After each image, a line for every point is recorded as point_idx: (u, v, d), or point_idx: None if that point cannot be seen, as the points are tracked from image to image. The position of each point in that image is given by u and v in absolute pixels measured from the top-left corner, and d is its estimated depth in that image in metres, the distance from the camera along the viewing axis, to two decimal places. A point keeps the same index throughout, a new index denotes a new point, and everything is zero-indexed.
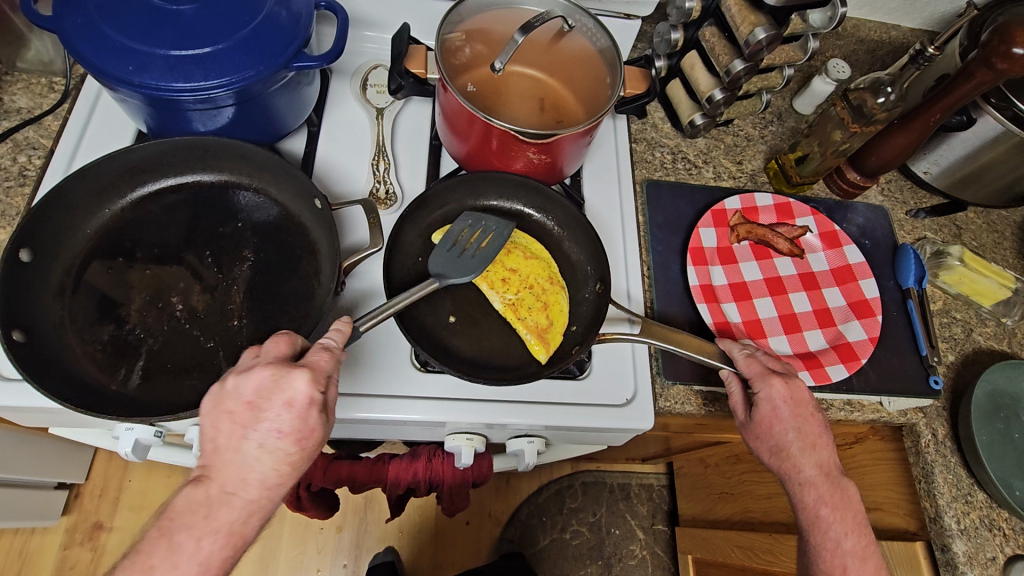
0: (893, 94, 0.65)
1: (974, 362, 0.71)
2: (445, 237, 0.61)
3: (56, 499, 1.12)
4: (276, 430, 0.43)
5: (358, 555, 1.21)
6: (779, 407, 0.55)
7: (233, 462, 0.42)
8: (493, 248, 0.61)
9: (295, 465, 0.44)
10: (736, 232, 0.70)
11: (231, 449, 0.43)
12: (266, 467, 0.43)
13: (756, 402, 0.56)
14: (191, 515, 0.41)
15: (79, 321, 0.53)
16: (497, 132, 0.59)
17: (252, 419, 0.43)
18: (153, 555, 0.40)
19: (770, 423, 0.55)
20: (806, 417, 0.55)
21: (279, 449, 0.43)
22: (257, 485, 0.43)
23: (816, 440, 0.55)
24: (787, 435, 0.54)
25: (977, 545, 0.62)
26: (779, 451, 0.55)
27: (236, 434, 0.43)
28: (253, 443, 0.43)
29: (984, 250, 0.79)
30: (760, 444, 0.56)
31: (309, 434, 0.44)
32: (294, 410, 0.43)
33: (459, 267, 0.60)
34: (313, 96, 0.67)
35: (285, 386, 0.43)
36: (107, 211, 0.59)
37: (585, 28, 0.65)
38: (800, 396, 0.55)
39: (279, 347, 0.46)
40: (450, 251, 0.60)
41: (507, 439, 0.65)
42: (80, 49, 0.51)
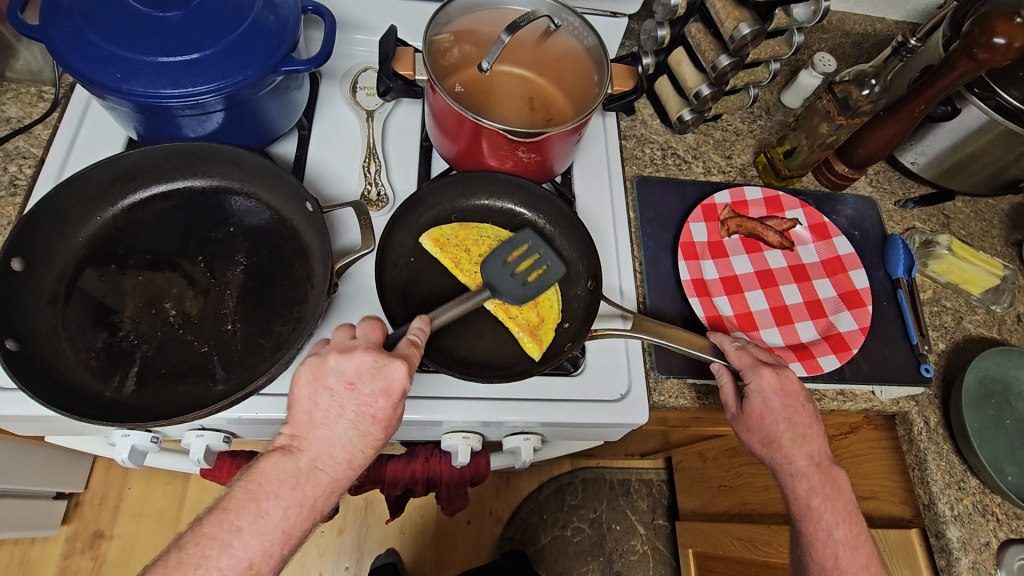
0: (878, 86, 0.66)
1: (964, 349, 0.71)
2: (501, 251, 0.62)
3: (55, 508, 1.12)
4: (369, 414, 0.45)
5: (360, 558, 1.21)
6: (771, 399, 0.55)
7: (326, 436, 0.44)
8: (542, 279, 0.61)
9: (375, 448, 0.46)
10: (727, 226, 0.71)
11: (326, 425, 0.45)
12: (351, 447, 0.45)
13: (747, 394, 0.56)
14: (281, 483, 0.42)
15: (74, 329, 0.54)
16: (486, 131, 0.59)
17: (350, 399, 0.45)
18: (241, 518, 0.41)
19: (760, 414, 0.55)
20: (797, 409, 0.55)
21: (367, 432, 0.46)
22: (342, 463, 0.45)
23: (806, 431, 0.55)
24: (778, 426, 0.55)
25: (971, 530, 0.62)
26: (770, 443, 0.55)
27: (333, 411, 0.45)
28: (347, 421, 0.45)
29: (973, 239, 0.80)
30: (752, 436, 0.57)
31: (395, 421, 0.47)
32: (389, 397, 0.46)
33: (505, 288, 0.60)
34: (303, 100, 0.67)
35: (385, 374, 0.46)
36: (98, 218, 0.59)
37: (572, 26, 0.65)
38: (789, 386, 0.56)
39: (373, 332, 0.49)
40: (502, 265, 0.61)
41: (503, 437, 0.65)
42: (68, 57, 0.51)
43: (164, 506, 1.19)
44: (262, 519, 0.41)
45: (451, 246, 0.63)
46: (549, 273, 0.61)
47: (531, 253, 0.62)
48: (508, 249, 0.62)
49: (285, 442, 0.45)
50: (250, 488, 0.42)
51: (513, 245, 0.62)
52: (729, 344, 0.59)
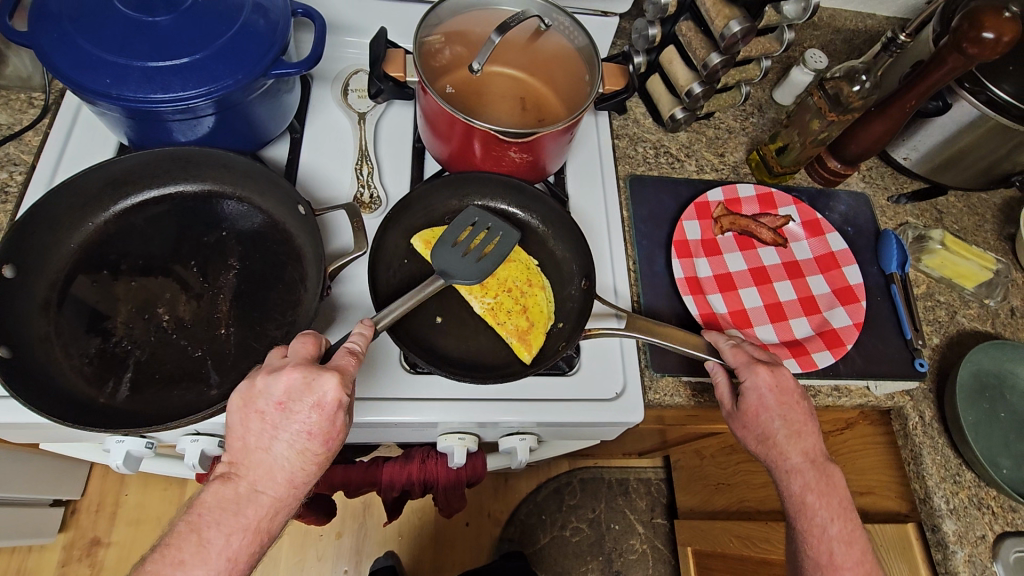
0: (868, 82, 0.67)
1: (959, 343, 0.72)
2: (448, 235, 0.61)
3: (52, 516, 1.12)
4: (305, 431, 0.45)
5: (359, 561, 1.21)
6: (765, 396, 0.55)
7: (263, 459, 0.44)
8: (496, 252, 0.61)
9: (320, 464, 0.46)
10: (720, 224, 0.70)
11: (261, 448, 0.45)
12: (292, 467, 0.45)
13: (743, 392, 0.56)
14: (221, 511, 0.43)
15: (66, 335, 0.53)
16: (478, 132, 0.59)
17: (283, 421, 0.44)
18: (184, 549, 0.41)
19: (755, 411, 0.56)
20: (792, 406, 0.55)
21: (306, 449, 0.45)
22: (284, 483, 0.45)
23: (801, 428, 0.55)
24: (773, 423, 0.55)
25: (967, 524, 0.62)
26: (765, 439, 0.56)
27: (265, 434, 0.45)
28: (283, 443, 0.45)
29: (966, 233, 0.80)
30: (747, 433, 0.57)
31: (336, 434, 0.46)
32: (322, 411, 0.45)
33: (457, 267, 0.59)
34: (295, 103, 0.67)
35: (314, 389, 0.45)
36: (90, 224, 0.59)
37: (563, 26, 0.65)
38: (785, 383, 0.56)
39: (306, 347, 0.48)
40: (453, 248, 0.60)
41: (498, 437, 0.65)
42: (57, 63, 0.51)
43: (162, 511, 1.19)
44: (204, 549, 0.41)
45: None
46: (502, 243, 0.61)
47: (479, 229, 0.62)
48: (457, 229, 0.62)
49: (224, 470, 0.45)
50: (191, 520, 0.42)
51: (461, 223, 0.62)
52: (724, 341, 0.59)
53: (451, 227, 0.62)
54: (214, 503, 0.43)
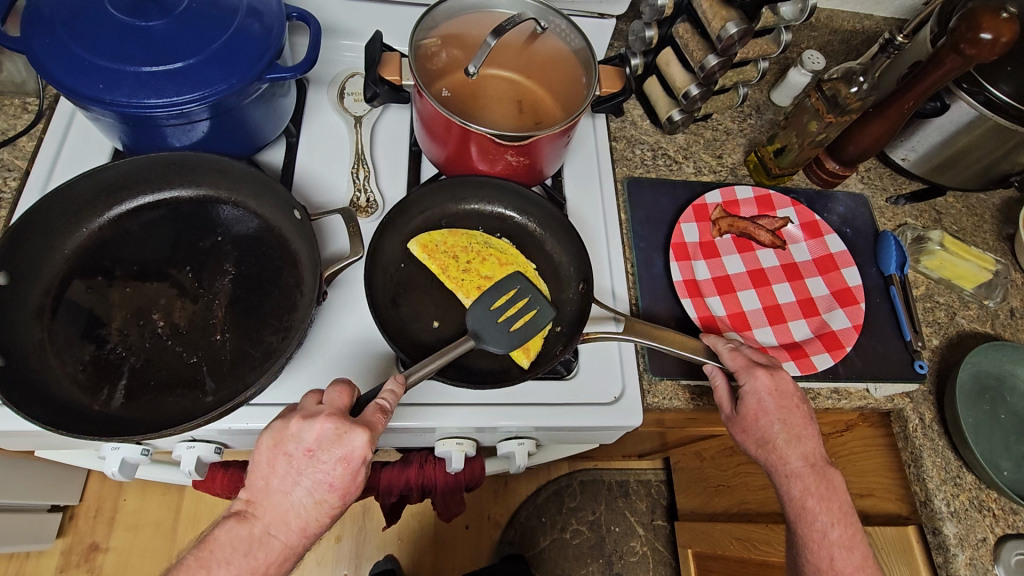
0: (866, 83, 0.65)
1: (958, 344, 0.71)
2: (486, 297, 0.59)
3: (50, 522, 1.11)
4: (326, 481, 0.44)
5: (358, 565, 1.21)
6: (766, 400, 0.55)
7: (280, 503, 0.44)
8: (530, 323, 0.58)
9: (333, 515, 0.46)
10: (718, 226, 0.70)
11: (282, 492, 0.44)
12: (307, 514, 0.45)
13: (742, 395, 0.56)
14: (232, 550, 0.43)
15: (60, 342, 0.53)
16: (475, 136, 0.59)
17: (308, 467, 0.44)
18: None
19: (756, 416, 0.55)
20: (792, 411, 0.55)
21: (324, 499, 0.45)
22: (297, 529, 0.45)
23: (801, 432, 0.55)
24: (772, 427, 0.55)
25: (968, 526, 0.62)
26: (765, 443, 0.55)
27: (289, 477, 0.44)
28: (304, 489, 0.44)
29: (965, 234, 0.80)
30: (747, 437, 0.56)
31: (354, 488, 0.46)
32: (347, 465, 0.44)
33: (493, 335, 0.57)
34: (290, 107, 0.67)
35: (344, 443, 0.44)
36: (85, 230, 0.59)
37: (559, 29, 0.64)
38: (784, 387, 0.56)
39: (340, 398, 0.47)
40: (488, 311, 0.58)
41: (497, 442, 0.65)
42: (49, 69, 0.51)
43: (160, 517, 1.19)
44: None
45: (438, 252, 0.63)
46: (540, 316, 0.58)
47: (520, 297, 0.60)
48: (496, 292, 0.59)
49: (241, 507, 0.45)
50: (202, 555, 0.43)
51: (501, 286, 0.60)
52: (722, 343, 0.58)
53: (491, 287, 0.60)
54: None
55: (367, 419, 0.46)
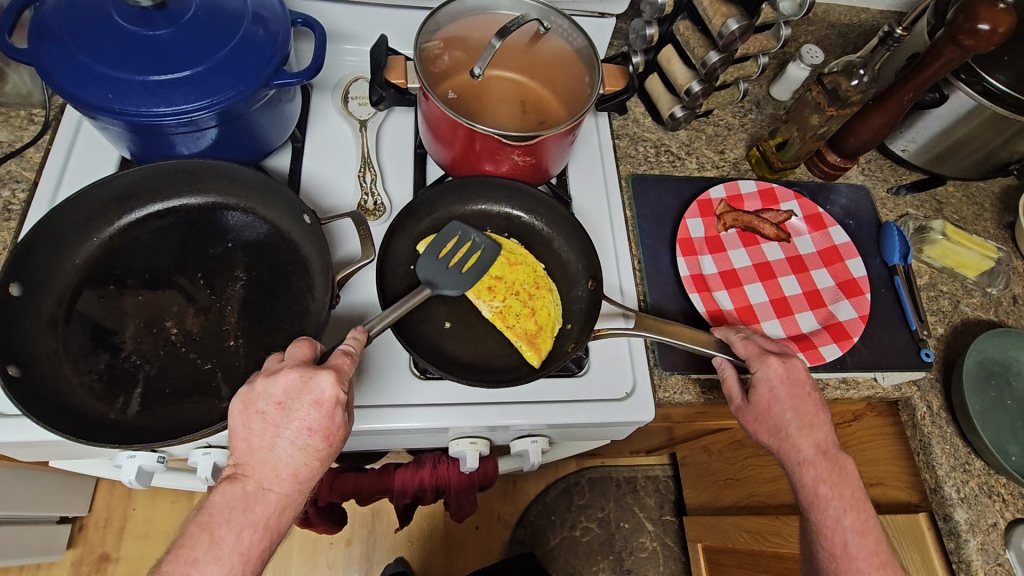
0: (866, 77, 0.65)
1: (963, 332, 0.72)
2: (429, 249, 0.62)
3: (59, 533, 1.12)
4: (306, 427, 0.45)
5: (369, 567, 1.22)
6: (775, 386, 0.56)
7: (266, 458, 0.44)
8: (479, 264, 0.62)
9: (322, 460, 0.46)
10: (723, 221, 0.71)
11: (265, 447, 0.45)
12: (295, 463, 0.45)
13: (753, 384, 0.57)
14: (230, 510, 0.43)
15: (74, 352, 0.53)
16: (481, 136, 0.59)
17: (283, 418, 0.45)
18: (196, 548, 0.42)
19: (767, 403, 0.56)
20: (799, 398, 0.56)
21: (308, 445, 0.45)
22: (289, 479, 0.45)
23: (814, 419, 0.56)
24: (784, 415, 0.56)
25: (979, 512, 0.63)
26: (778, 431, 0.56)
27: (267, 434, 0.45)
28: (285, 441, 0.45)
29: (966, 223, 0.80)
30: (759, 426, 0.57)
31: (336, 431, 0.46)
32: (323, 409, 0.45)
33: (444, 279, 0.60)
34: (295, 113, 0.67)
35: (312, 387, 0.45)
36: (95, 240, 0.58)
37: (562, 29, 0.65)
38: (796, 375, 0.57)
39: (301, 351, 0.48)
40: (436, 261, 0.61)
41: (510, 440, 0.65)
42: (58, 80, 0.51)
43: (169, 525, 1.19)
44: (217, 547, 0.42)
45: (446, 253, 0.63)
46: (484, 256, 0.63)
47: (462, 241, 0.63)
48: (442, 242, 0.62)
49: (230, 472, 0.45)
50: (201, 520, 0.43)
51: (444, 236, 0.63)
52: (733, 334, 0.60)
53: (434, 240, 0.62)
54: (222, 506, 0.43)
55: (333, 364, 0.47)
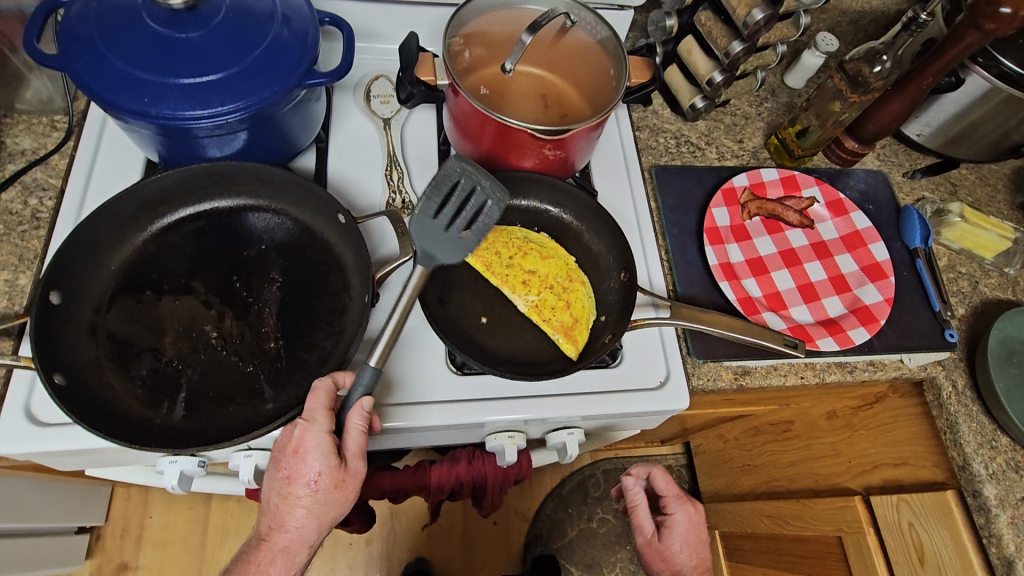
0: (889, 62, 0.65)
1: (983, 312, 0.73)
2: (427, 211, 0.57)
3: (77, 544, 1.11)
4: (289, 478, 0.49)
5: (391, 566, 1.22)
6: (678, 531, 0.68)
7: (266, 506, 0.51)
8: (481, 225, 0.57)
9: (312, 510, 0.50)
10: (748, 209, 0.71)
11: (267, 496, 0.51)
12: (285, 512, 0.50)
13: (669, 524, 0.69)
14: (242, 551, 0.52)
15: (117, 359, 0.53)
16: (510, 131, 0.60)
17: (274, 468, 0.50)
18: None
19: (673, 550, 0.68)
20: (693, 546, 0.68)
21: (292, 495, 0.49)
22: (281, 526, 0.50)
23: (705, 564, 0.68)
24: (684, 560, 0.68)
25: (1006, 487, 0.65)
26: (678, 571, 0.68)
27: (266, 483, 0.51)
28: (276, 491, 0.50)
29: (980, 205, 0.82)
30: (660, 559, 0.69)
31: (318, 480, 0.49)
32: (303, 455, 0.49)
33: (441, 244, 0.56)
34: (321, 113, 0.67)
35: (290, 437, 0.49)
36: (128, 245, 0.58)
37: (586, 22, 0.66)
38: (699, 524, 0.69)
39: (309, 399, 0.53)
40: (434, 226, 0.57)
41: (546, 433, 0.66)
42: (92, 85, 0.51)
43: (188, 532, 1.19)
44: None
45: (481, 250, 0.64)
46: (488, 212, 0.58)
47: (464, 194, 0.58)
48: (443, 196, 0.58)
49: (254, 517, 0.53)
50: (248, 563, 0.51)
51: (441, 190, 0.58)
52: (659, 472, 0.69)
53: (431, 194, 0.58)
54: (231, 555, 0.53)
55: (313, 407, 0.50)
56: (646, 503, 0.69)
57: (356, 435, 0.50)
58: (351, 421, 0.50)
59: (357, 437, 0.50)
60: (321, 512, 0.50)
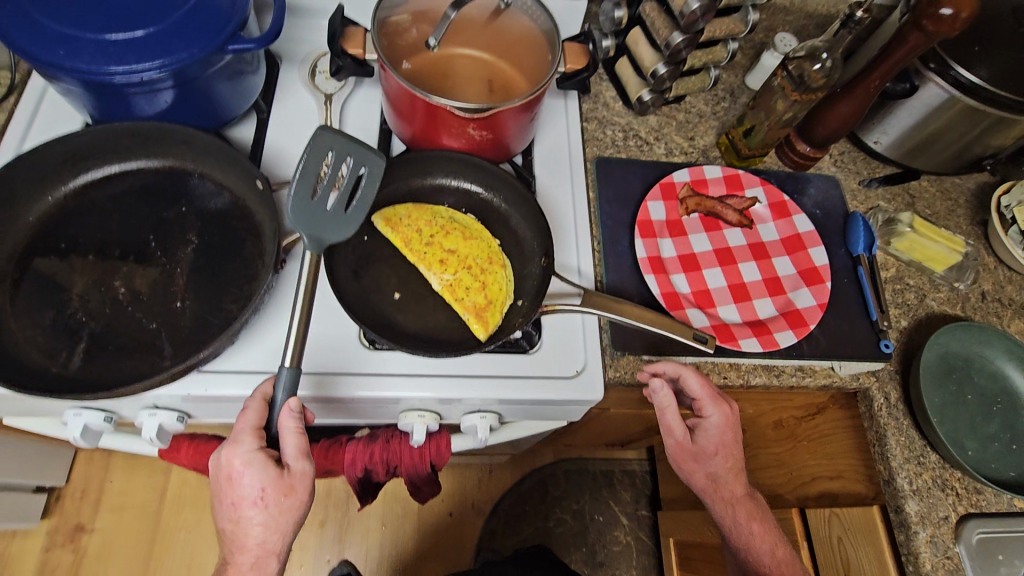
0: (829, 60, 0.65)
1: (926, 326, 0.71)
2: (302, 189, 0.55)
3: (34, 502, 1.13)
4: (236, 502, 0.49)
5: (341, 550, 1.22)
6: (713, 433, 0.61)
7: (227, 536, 0.51)
8: (364, 194, 0.57)
9: (271, 523, 0.50)
10: (685, 205, 0.71)
11: (225, 527, 0.51)
12: (246, 535, 0.50)
13: (705, 426, 0.61)
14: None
15: (22, 307, 0.54)
16: (437, 110, 0.60)
17: (221, 500, 0.50)
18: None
19: (707, 450, 0.62)
20: (729, 446, 0.62)
21: (246, 516, 0.49)
22: (246, 548, 0.51)
23: (737, 469, 0.64)
24: (719, 465, 0.63)
25: (930, 505, 0.63)
26: (716, 475, 0.64)
27: (219, 516, 0.51)
28: (230, 520, 0.50)
29: (938, 218, 0.79)
30: (699, 464, 0.63)
31: (266, 495, 0.49)
32: (240, 477, 0.48)
33: (327, 225, 0.55)
34: (259, 84, 0.67)
35: (221, 468, 0.49)
36: (49, 199, 0.59)
37: (524, 6, 0.65)
38: (733, 421, 0.61)
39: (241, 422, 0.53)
40: (314, 204, 0.55)
41: (460, 416, 0.65)
42: (12, 37, 0.52)
43: (146, 500, 1.20)
44: None
45: (402, 226, 0.64)
46: (370, 182, 0.57)
47: (336, 165, 0.56)
48: (316, 172, 0.55)
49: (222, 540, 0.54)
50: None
51: (312, 166, 0.55)
52: (690, 372, 0.60)
53: (302, 173, 0.55)
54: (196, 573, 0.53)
55: (238, 427, 0.50)
56: (675, 406, 0.60)
57: (293, 436, 0.49)
58: (284, 425, 0.49)
59: (294, 439, 0.50)
60: (278, 522, 0.50)
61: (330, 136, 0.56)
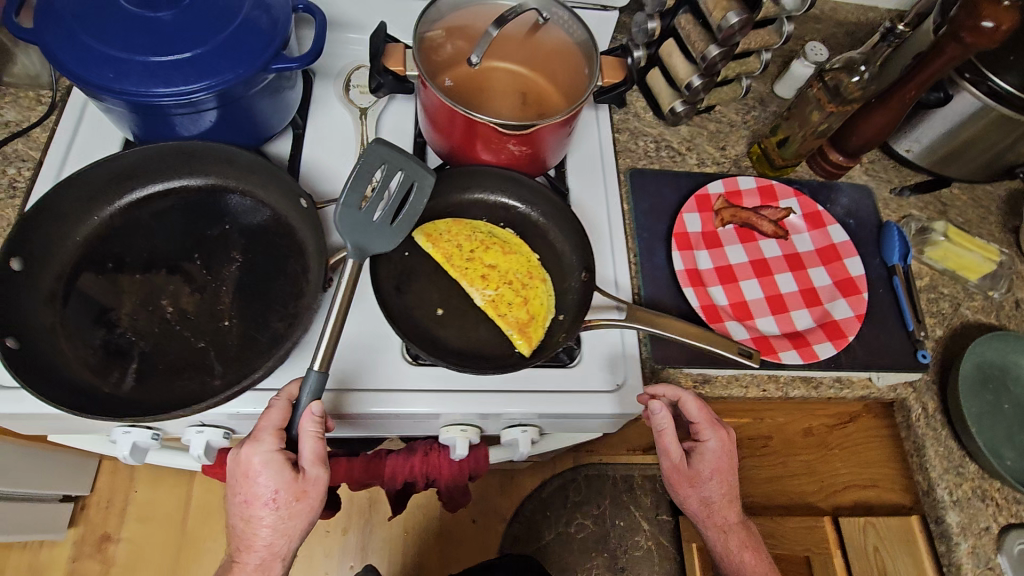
0: (867, 73, 0.65)
1: (962, 335, 0.71)
2: (352, 199, 0.55)
3: (61, 511, 1.13)
4: (248, 501, 0.50)
5: (365, 557, 1.23)
6: (710, 459, 0.61)
7: (235, 531, 0.53)
8: (410, 210, 0.57)
9: (280, 526, 0.51)
10: (721, 216, 0.71)
11: (233, 522, 0.52)
12: (252, 534, 0.51)
13: (703, 451, 0.61)
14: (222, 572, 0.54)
15: (72, 328, 0.54)
16: (477, 125, 0.60)
17: (234, 495, 0.51)
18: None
19: (704, 475, 0.62)
20: (725, 472, 0.62)
21: (257, 515, 0.51)
22: (253, 546, 0.52)
23: (731, 499, 0.64)
24: (712, 492, 0.63)
25: (971, 515, 0.63)
26: (708, 501, 0.64)
27: (230, 510, 0.52)
28: (239, 516, 0.51)
29: (970, 226, 0.79)
30: (693, 490, 0.63)
31: (278, 497, 0.50)
32: (256, 475, 0.50)
33: (373, 237, 0.56)
34: (296, 100, 0.67)
35: (239, 465, 0.50)
36: (95, 218, 0.59)
37: (561, 19, 0.65)
38: (729, 448, 0.62)
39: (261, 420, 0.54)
40: (362, 216, 0.56)
41: (499, 429, 0.66)
42: (61, 60, 0.52)
43: (171, 508, 1.20)
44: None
45: (442, 241, 0.64)
46: (416, 198, 0.58)
47: (388, 179, 0.56)
48: (366, 183, 0.56)
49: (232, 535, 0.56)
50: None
51: (363, 177, 0.56)
52: (689, 397, 0.60)
53: (354, 183, 0.55)
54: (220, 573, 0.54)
55: (261, 425, 0.51)
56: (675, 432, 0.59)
57: (310, 441, 0.50)
58: (304, 428, 0.50)
59: (311, 443, 0.50)
60: (287, 525, 0.51)
61: (385, 150, 0.56)
